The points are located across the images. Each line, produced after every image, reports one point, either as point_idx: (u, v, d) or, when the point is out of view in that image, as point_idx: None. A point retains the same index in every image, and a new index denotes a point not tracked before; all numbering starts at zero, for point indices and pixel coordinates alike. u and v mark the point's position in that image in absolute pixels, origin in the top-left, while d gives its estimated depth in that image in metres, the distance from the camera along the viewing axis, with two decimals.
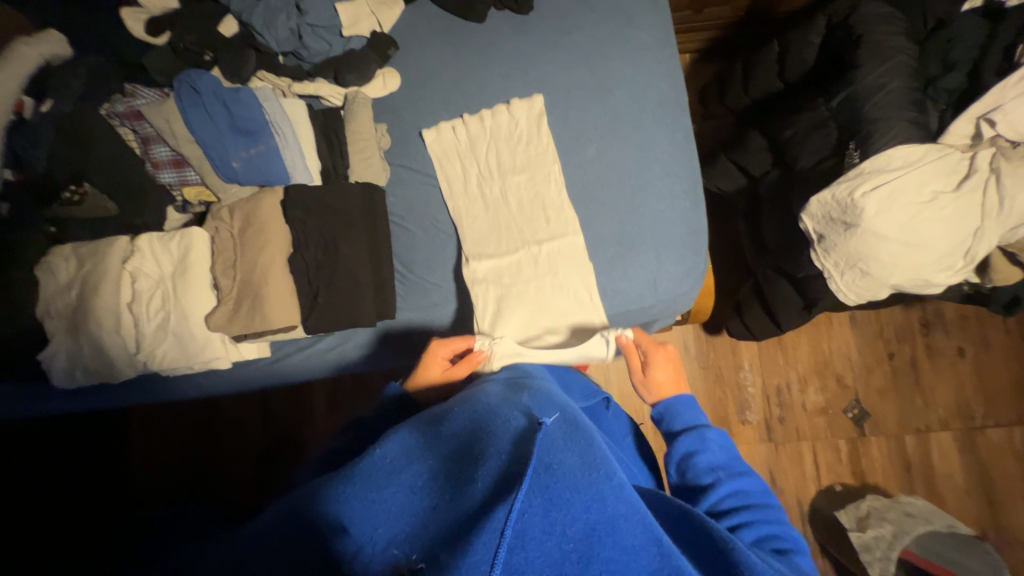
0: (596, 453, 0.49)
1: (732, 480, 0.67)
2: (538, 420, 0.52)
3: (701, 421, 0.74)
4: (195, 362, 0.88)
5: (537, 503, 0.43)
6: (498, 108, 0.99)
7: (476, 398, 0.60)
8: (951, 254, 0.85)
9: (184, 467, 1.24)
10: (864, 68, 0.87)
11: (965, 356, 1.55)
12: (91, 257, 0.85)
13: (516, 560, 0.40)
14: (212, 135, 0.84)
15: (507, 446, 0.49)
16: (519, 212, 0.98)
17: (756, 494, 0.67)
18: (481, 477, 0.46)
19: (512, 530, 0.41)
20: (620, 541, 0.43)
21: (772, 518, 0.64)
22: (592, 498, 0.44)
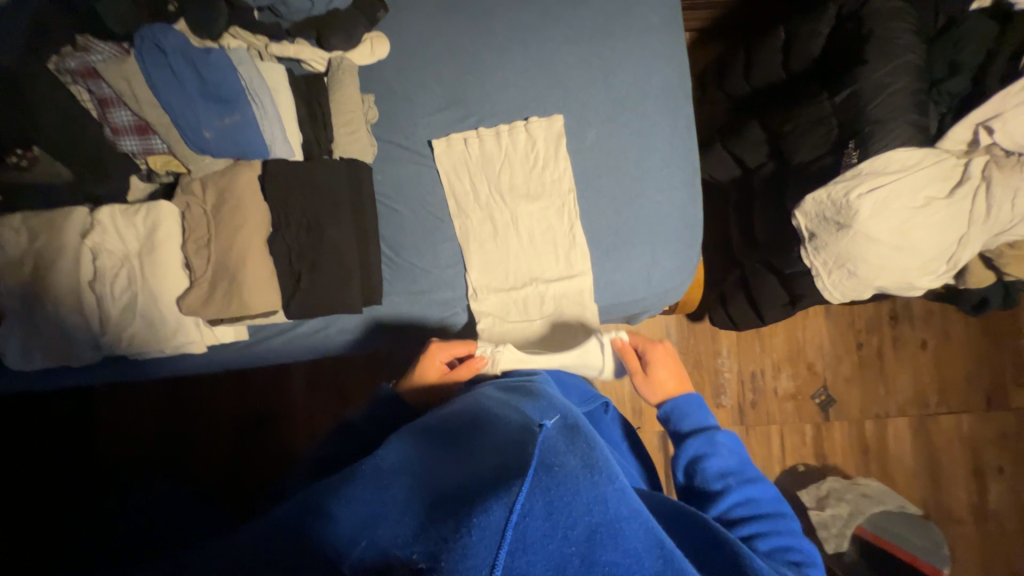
0: (595, 454, 0.48)
1: (740, 486, 0.66)
2: (538, 424, 0.51)
3: (711, 423, 0.72)
4: (166, 345, 0.83)
5: (539, 505, 0.40)
6: (515, 126, 0.95)
7: (473, 410, 0.59)
8: (936, 260, 0.87)
9: (154, 445, 1.20)
10: (871, 65, 0.85)
11: (927, 348, 1.63)
12: (45, 230, 0.78)
13: (517, 563, 0.37)
14: (180, 100, 0.76)
15: (507, 446, 0.48)
16: (515, 205, 0.95)
17: (766, 500, 0.65)
18: (479, 475, 0.44)
19: (513, 533, 0.38)
20: (626, 548, 0.41)
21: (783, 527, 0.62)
22: (594, 500, 0.42)
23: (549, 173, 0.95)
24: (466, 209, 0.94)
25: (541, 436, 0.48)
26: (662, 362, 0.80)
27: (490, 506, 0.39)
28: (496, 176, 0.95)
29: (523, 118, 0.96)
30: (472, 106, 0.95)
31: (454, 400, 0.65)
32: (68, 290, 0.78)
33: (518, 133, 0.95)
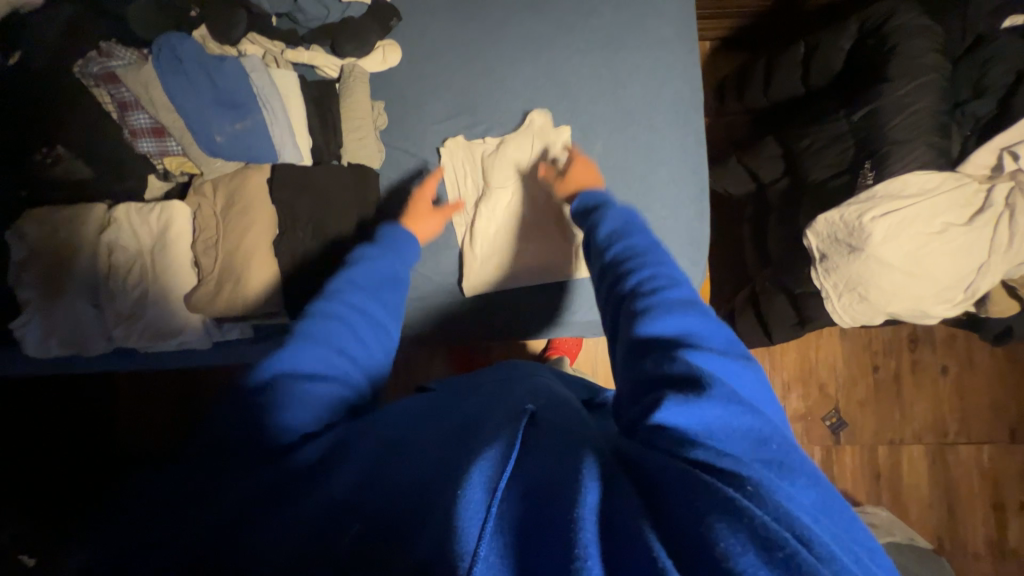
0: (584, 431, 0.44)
1: (624, 239, 0.59)
2: (524, 403, 0.48)
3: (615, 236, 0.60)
4: (172, 341, 0.85)
5: (519, 489, 0.38)
6: (520, 131, 0.95)
7: (461, 393, 0.57)
8: (953, 288, 0.84)
9: (163, 433, 1.24)
10: (892, 84, 0.82)
11: (947, 374, 1.57)
12: (65, 224, 0.81)
13: (498, 546, 0.34)
14: (195, 106, 0.79)
15: (490, 430, 0.44)
16: (518, 211, 0.95)
17: (652, 250, 0.55)
18: (461, 459, 0.41)
19: (496, 517, 0.35)
20: (587, 507, 0.34)
21: (665, 272, 0.51)
22: (570, 477, 0.37)
23: (550, 176, 0.94)
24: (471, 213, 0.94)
25: (525, 417, 0.44)
26: (579, 163, 0.84)
27: (468, 488, 0.37)
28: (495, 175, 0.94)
29: (523, 114, 0.96)
30: (481, 114, 0.96)
31: (443, 387, 0.62)
32: (84, 283, 0.82)
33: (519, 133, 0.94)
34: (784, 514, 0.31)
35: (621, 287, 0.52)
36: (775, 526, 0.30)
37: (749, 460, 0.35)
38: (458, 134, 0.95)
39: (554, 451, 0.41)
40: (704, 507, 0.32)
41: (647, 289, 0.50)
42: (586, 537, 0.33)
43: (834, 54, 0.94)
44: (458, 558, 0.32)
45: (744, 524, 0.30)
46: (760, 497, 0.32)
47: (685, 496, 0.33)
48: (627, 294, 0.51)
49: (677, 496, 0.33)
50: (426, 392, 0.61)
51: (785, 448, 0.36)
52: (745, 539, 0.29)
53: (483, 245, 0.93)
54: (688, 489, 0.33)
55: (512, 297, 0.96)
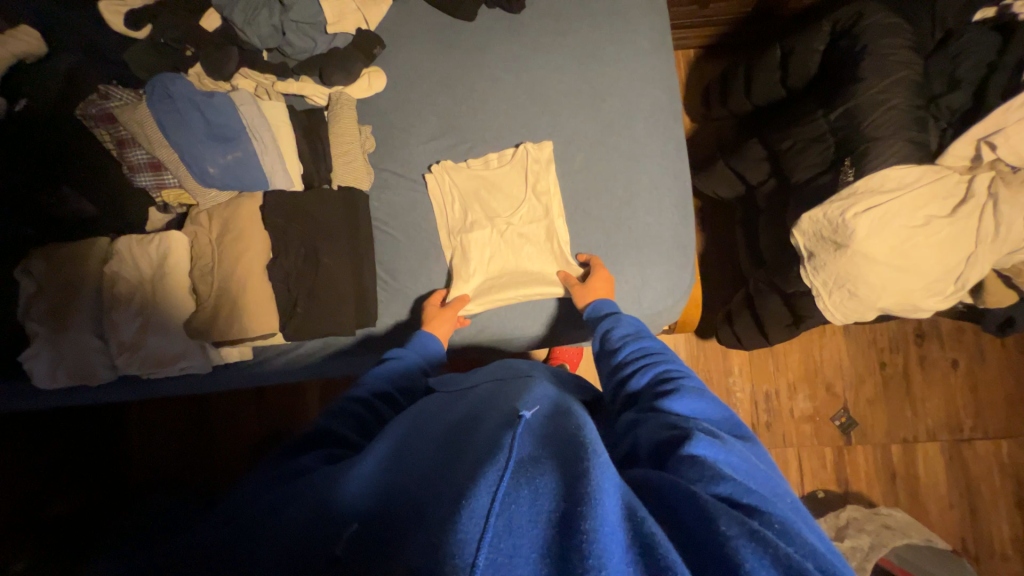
0: (580, 433, 0.48)
1: (646, 341, 0.74)
2: (520, 413, 0.51)
3: (638, 333, 0.77)
4: (172, 368, 0.86)
5: (524, 492, 0.40)
6: (506, 153, 0.98)
7: (468, 408, 0.60)
8: (943, 280, 0.84)
9: (174, 457, 1.26)
10: (866, 82, 0.83)
11: (958, 368, 1.54)
12: (70, 259, 0.85)
13: (503, 547, 0.36)
14: (187, 140, 0.83)
15: (489, 442, 0.48)
16: (512, 241, 0.98)
17: (670, 353, 0.70)
18: (465, 472, 0.45)
19: (501, 519, 0.38)
20: (600, 515, 0.37)
21: (682, 369, 0.66)
22: (580, 484, 0.40)
23: (543, 209, 0.97)
24: (458, 236, 0.96)
25: (520, 428, 0.48)
26: (601, 272, 0.91)
27: (473, 495, 0.40)
28: (491, 206, 0.98)
29: (514, 144, 0.99)
30: (465, 133, 0.99)
31: (444, 398, 0.67)
32: (88, 314, 0.85)
33: (512, 161, 0.97)
34: (802, 545, 0.38)
35: (645, 376, 0.66)
36: (794, 554, 0.36)
37: (770, 499, 0.43)
38: (445, 159, 0.98)
39: (557, 460, 0.44)
40: (730, 529, 0.37)
41: (668, 378, 0.63)
42: (599, 542, 0.35)
43: (809, 56, 0.96)
44: (459, 560, 0.35)
45: (769, 550, 0.35)
46: (783, 532, 0.40)
47: (713, 523, 0.38)
48: (651, 382, 0.64)
49: (698, 525, 0.39)
50: (430, 405, 0.65)
51: (794, 506, 0.46)
52: (769, 562, 0.35)
53: (472, 258, 0.96)
54: (711, 521, 0.38)
55: (506, 316, 0.98)
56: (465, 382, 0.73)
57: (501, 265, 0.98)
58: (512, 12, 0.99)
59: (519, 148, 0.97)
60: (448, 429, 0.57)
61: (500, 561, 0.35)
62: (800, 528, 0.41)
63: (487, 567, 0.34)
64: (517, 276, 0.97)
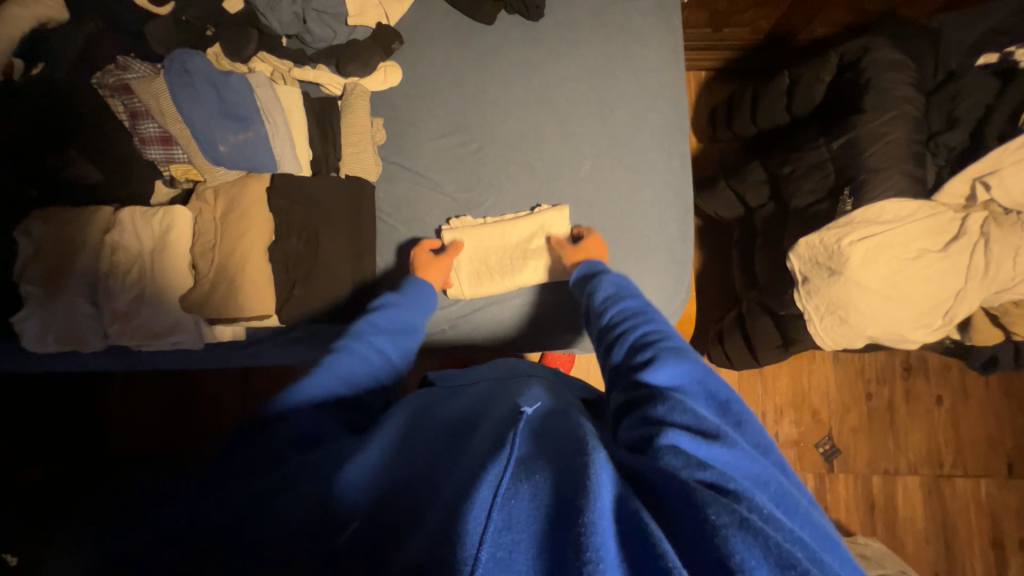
0: (580, 433, 0.48)
1: (625, 302, 0.72)
2: (520, 410, 0.52)
3: (620, 297, 0.74)
4: (163, 342, 0.87)
5: (524, 488, 0.41)
6: (521, 215, 0.99)
7: (469, 402, 0.62)
8: (931, 313, 0.86)
9: (159, 434, 1.26)
10: (868, 115, 0.85)
11: (942, 405, 1.55)
12: (70, 225, 0.85)
13: (503, 542, 0.37)
14: (201, 118, 0.83)
15: (490, 438, 0.49)
16: (520, 300, 1.00)
17: (653, 315, 0.68)
18: (465, 468, 0.46)
19: (501, 514, 0.39)
20: (599, 510, 0.38)
21: (665, 331, 0.63)
22: (576, 482, 0.41)
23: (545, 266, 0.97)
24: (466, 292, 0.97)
25: (522, 423, 0.49)
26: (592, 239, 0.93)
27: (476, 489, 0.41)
28: (498, 263, 0.97)
29: (531, 206, 1.00)
30: (474, 133, 1.00)
31: (444, 392, 0.68)
32: (82, 282, 0.84)
33: (524, 221, 0.97)
34: (789, 532, 0.39)
35: (625, 345, 0.64)
36: (783, 542, 0.37)
37: (750, 487, 0.43)
38: (461, 214, 0.99)
39: (557, 459, 0.45)
40: (720, 519, 0.38)
41: (649, 344, 0.62)
42: (596, 537, 0.36)
43: (816, 85, 0.98)
44: (461, 553, 0.36)
45: (760, 540, 0.36)
46: (768, 518, 0.40)
47: (702, 512, 0.39)
48: (633, 350, 0.63)
49: (687, 509, 0.40)
50: (426, 397, 0.66)
51: (779, 492, 0.45)
52: (760, 553, 0.35)
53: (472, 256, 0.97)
54: (701, 508, 0.39)
55: (506, 341, 1.02)
56: (464, 379, 0.73)
57: (505, 313, 1.00)
58: (530, 19, 1.01)
59: (536, 211, 0.98)
60: (448, 424, 0.58)
61: (501, 556, 0.36)
62: (782, 515, 0.42)
63: (488, 562, 0.36)
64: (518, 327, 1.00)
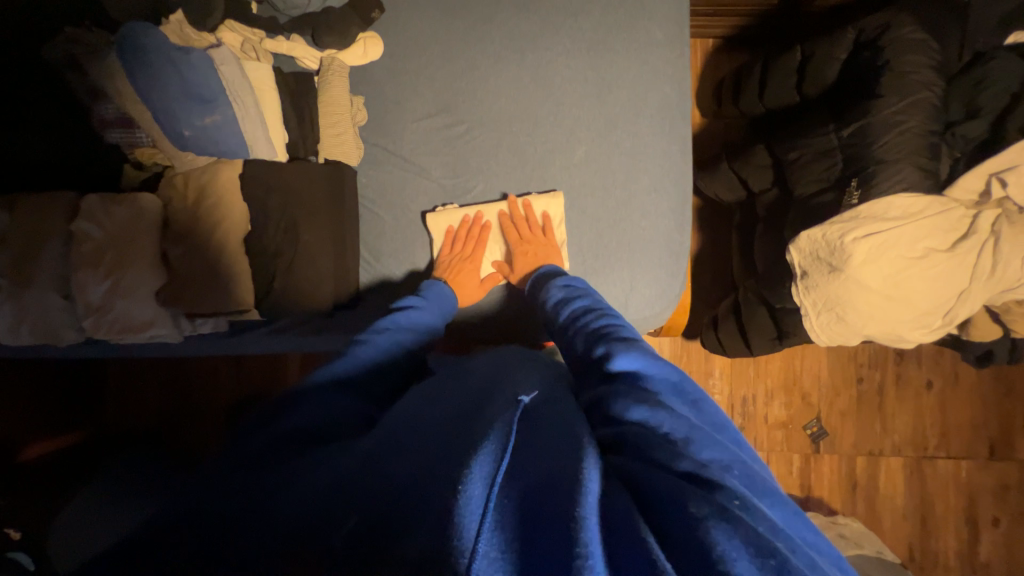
0: (579, 422, 0.46)
1: (576, 303, 0.73)
2: (520, 393, 0.48)
3: (578, 296, 0.74)
4: (140, 334, 0.84)
5: (522, 485, 0.39)
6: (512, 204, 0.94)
7: (467, 376, 0.57)
8: (931, 313, 0.83)
9: (150, 415, 1.26)
10: (884, 99, 0.79)
11: (932, 389, 1.56)
12: (32, 213, 0.80)
13: (496, 543, 0.35)
14: (163, 101, 0.77)
15: (479, 428, 0.43)
16: (508, 291, 0.96)
17: (607, 312, 0.68)
18: (450, 460, 0.40)
19: (493, 515, 0.36)
20: (590, 507, 0.36)
21: (620, 325, 0.63)
22: (568, 479, 0.38)
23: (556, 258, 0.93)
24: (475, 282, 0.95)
25: (522, 406, 0.45)
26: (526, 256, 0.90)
27: (468, 482, 0.38)
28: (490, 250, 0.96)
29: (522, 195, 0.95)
30: (462, 113, 0.94)
31: (444, 376, 0.60)
32: (47, 274, 0.80)
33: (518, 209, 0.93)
34: (765, 518, 0.36)
35: (584, 341, 0.64)
36: (763, 532, 0.34)
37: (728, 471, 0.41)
38: (449, 202, 0.94)
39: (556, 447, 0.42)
40: (700, 510, 0.35)
41: (603, 335, 0.61)
42: (586, 532, 0.34)
43: (829, 65, 0.91)
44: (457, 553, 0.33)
45: (741, 530, 0.34)
46: (746, 505, 0.37)
47: (680, 500, 0.36)
48: (589, 345, 0.62)
49: (660, 490, 0.38)
50: (432, 376, 0.61)
51: (744, 474, 0.41)
52: (739, 543, 0.33)
53: (495, 240, 0.95)
54: (682, 495, 0.37)
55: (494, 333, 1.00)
56: (467, 360, 0.68)
57: (493, 305, 0.96)
58: None
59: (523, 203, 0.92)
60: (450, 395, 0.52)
61: (495, 556, 0.34)
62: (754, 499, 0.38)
63: (484, 564, 0.33)
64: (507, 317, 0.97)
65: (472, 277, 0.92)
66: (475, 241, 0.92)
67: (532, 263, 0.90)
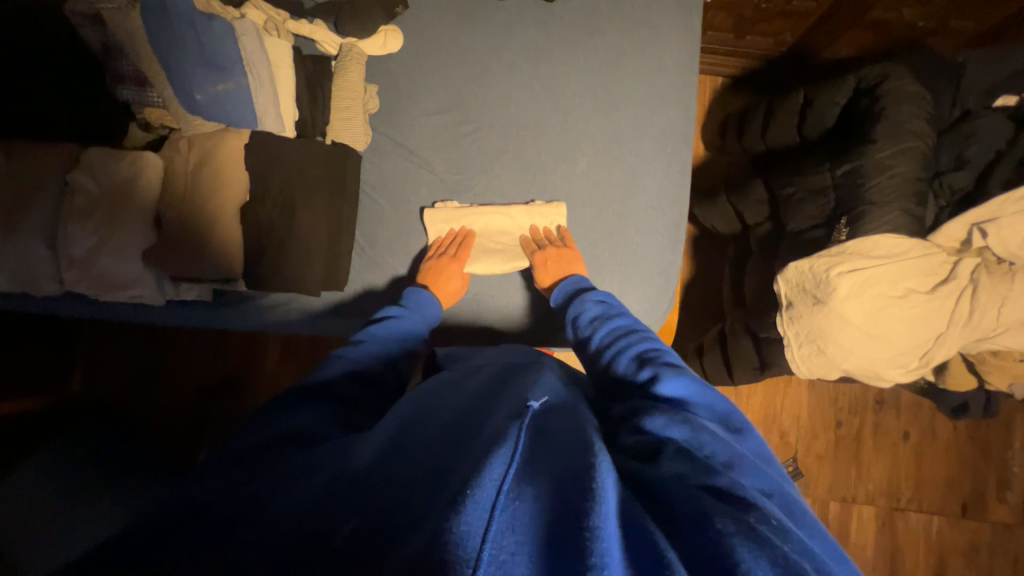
0: (585, 430, 0.48)
1: (615, 321, 0.72)
2: (526, 402, 0.49)
3: (611, 313, 0.74)
4: (123, 293, 0.83)
5: (529, 488, 0.40)
6: (510, 208, 0.95)
7: (477, 385, 0.59)
8: (909, 353, 0.85)
9: (121, 385, 1.23)
10: (877, 145, 0.82)
11: (908, 441, 1.57)
12: (31, 160, 0.80)
13: (505, 544, 0.36)
14: (179, 62, 0.79)
15: (493, 430, 0.46)
16: (496, 292, 0.96)
17: (644, 331, 0.68)
18: (467, 458, 0.43)
19: (505, 517, 0.37)
20: (604, 515, 0.37)
21: (659, 347, 0.64)
22: (581, 495, 0.39)
23: None
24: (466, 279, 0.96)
25: (528, 417, 0.46)
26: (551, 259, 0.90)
27: (478, 485, 0.39)
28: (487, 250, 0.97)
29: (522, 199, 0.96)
30: (473, 113, 0.96)
31: (449, 377, 0.62)
32: (36, 222, 0.79)
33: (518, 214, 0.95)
34: (799, 543, 0.36)
35: (623, 358, 0.64)
36: (792, 553, 0.35)
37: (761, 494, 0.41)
38: (449, 197, 0.95)
39: (562, 457, 0.44)
40: (725, 527, 0.37)
41: (644, 355, 0.62)
42: (601, 542, 0.35)
43: (829, 109, 0.95)
44: (463, 555, 0.34)
45: (766, 550, 0.35)
46: (778, 529, 0.37)
47: (706, 520, 0.38)
48: (628, 363, 0.63)
49: (687, 512, 0.39)
50: (444, 375, 0.64)
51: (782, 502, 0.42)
52: (766, 563, 0.34)
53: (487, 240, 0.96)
54: (705, 514, 0.38)
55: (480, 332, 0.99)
56: (473, 361, 0.70)
57: (481, 304, 0.96)
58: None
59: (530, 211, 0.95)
60: (461, 404, 0.54)
61: (504, 558, 0.35)
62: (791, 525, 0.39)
63: (489, 564, 0.34)
64: (495, 317, 0.97)
65: (451, 283, 0.90)
66: (461, 246, 0.92)
67: (553, 267, 0.89)
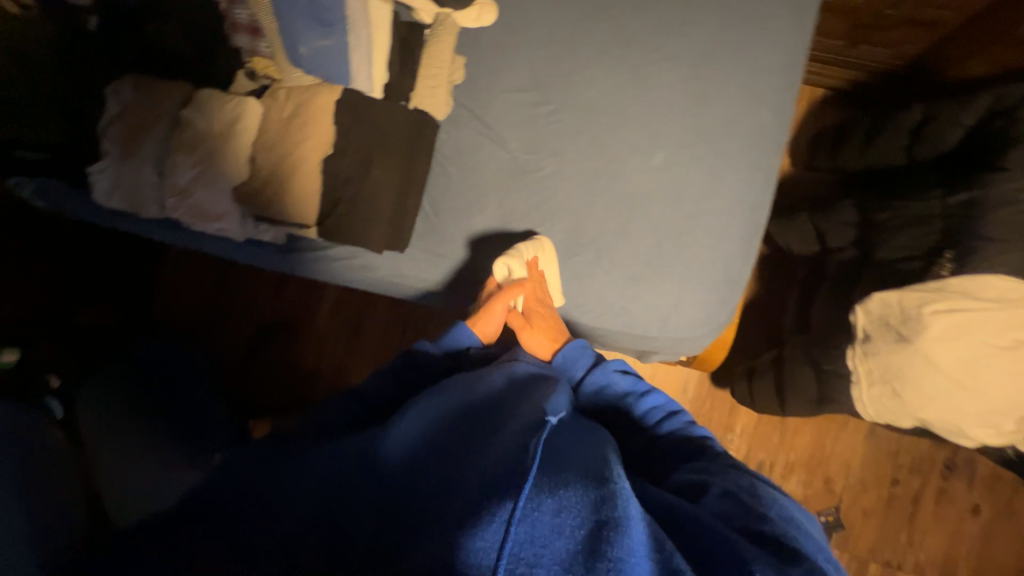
0: (607, 465, 0.53)
1: (649, 398, 0.77)
2: (544, 416, 0.54)
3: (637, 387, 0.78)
4: (211, 225, 0.90)
5: (549, 503, 0.46)
6: (576, 194, 0.94)
7: (497, 387, 0.65)
8: (1003, 413, 0.76)
9: (191, 312, 1.34)
10: (1009, 174, 0.74)
11: (977, 516, 1.40)
12: (152, 93, 0.89)
13: (525, 555, 0.42)
14: (292, 15, 0.84)
15: (509, 440, 0.52)
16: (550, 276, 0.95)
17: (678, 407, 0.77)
18: (476, 472, 0.49)
19: (523, 528, 0.43)
20: (626, 549, 0.43)
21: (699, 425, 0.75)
22: (599, 525, 0.45)
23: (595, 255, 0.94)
24: None
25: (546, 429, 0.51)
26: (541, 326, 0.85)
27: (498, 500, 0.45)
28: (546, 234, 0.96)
29: (590, 186, 0.94)
30: (554, 95, 0.95)
31: (471, 372, 0.68)
32: (150, 150, 0.88)
33: (582, 201, 0.94)
34: None
35: (676, 433, 0.73)
36: None
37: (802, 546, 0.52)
38: (517, 175, 0.95)
39: (584, 480, 0.50)
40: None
41: (695, 436, 0.72)
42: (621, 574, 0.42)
43: (950, 130, 0.86)
44: (483, 562, 0.42)
45: None
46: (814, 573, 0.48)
47: (746, 564, 0.47)
48: (682, 436, 0.72)
49: (724, 552, 0.49)
50: (466, 370, 0.70)
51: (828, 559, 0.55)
52: None
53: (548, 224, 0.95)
54: (735, 548, 0.49)
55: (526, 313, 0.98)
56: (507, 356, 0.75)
57: None
58: None
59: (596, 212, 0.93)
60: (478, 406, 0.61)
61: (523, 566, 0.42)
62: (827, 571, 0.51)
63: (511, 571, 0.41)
64: None
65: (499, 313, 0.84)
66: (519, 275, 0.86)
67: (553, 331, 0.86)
